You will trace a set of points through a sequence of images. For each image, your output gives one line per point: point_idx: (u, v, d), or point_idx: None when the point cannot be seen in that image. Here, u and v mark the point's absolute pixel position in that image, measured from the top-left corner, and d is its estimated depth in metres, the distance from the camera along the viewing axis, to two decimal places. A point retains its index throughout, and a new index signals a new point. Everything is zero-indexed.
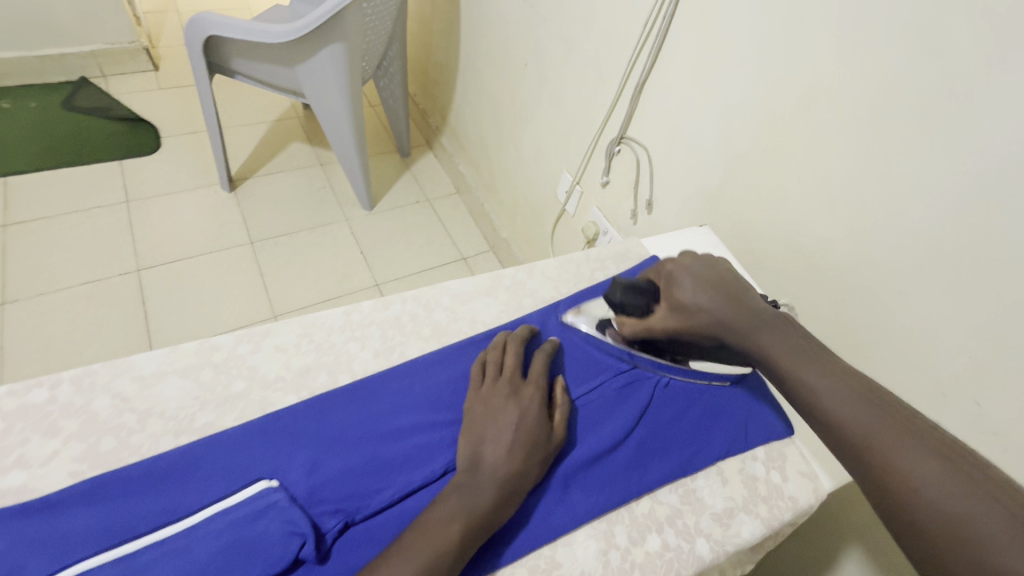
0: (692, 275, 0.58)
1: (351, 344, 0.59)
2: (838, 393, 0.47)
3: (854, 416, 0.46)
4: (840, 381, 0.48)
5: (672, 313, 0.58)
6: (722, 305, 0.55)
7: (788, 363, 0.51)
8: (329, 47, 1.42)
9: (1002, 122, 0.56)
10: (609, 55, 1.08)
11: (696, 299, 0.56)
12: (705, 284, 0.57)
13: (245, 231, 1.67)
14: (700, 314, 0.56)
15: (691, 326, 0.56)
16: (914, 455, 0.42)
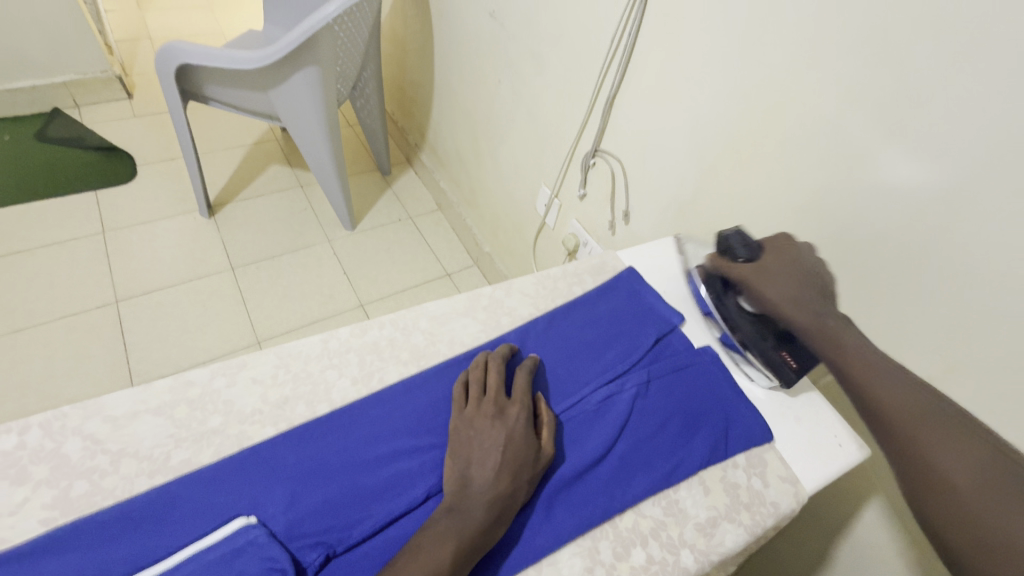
0: (790, 260, 0.65)
1: (328, 372, 0.59)
2: (894, 390, 0.53)
3: (894, 397, 0.53)
4: (905, 381, 0.54)
5: (756, 273, 0.64)
6: (793, 292, 0.61)
7: (842, 356, 0.58)
8: (303, 71, 1.42)
9: (951, 128, 0.58)
10: (579, 70, 1.11)
11: (782, 277, 0.63)
12: (796, 272, 0.63)
13: (225, 257, 1.65)
14: (769, 290, 0.62)
15: (762, 291, 0.63)
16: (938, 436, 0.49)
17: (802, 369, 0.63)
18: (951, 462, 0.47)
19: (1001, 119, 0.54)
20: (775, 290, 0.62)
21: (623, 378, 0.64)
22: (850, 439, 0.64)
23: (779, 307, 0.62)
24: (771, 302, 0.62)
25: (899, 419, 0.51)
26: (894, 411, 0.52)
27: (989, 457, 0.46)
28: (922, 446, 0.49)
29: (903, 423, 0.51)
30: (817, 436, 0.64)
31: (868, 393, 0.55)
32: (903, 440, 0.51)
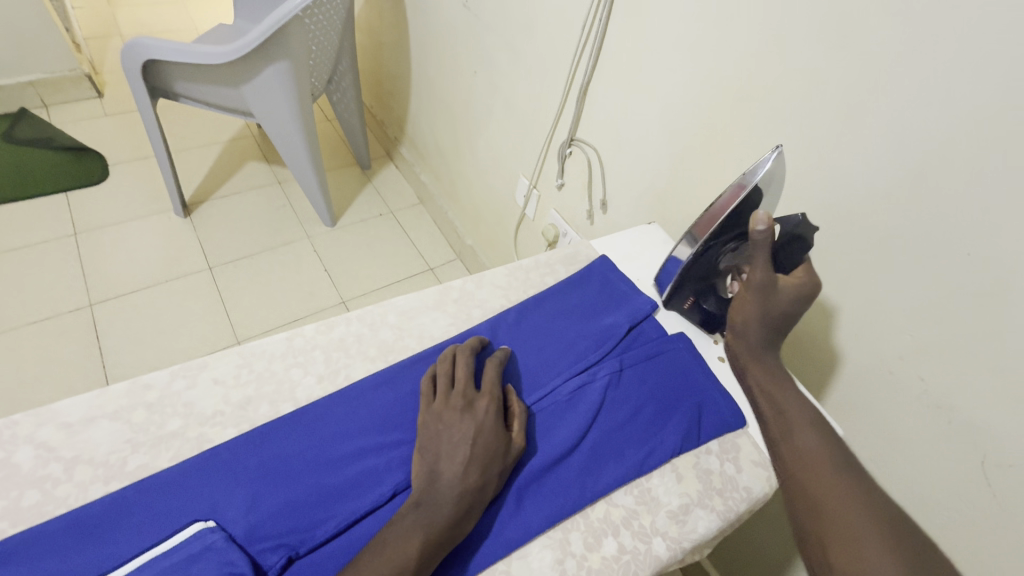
0: (787, 301, 0.59)
1: (293, 370, 0.58)
2: (816, 446, 0.53)
3: (807, 444, 0.53)
4: (824, 436, 0.54)
5: (756, 285, 0.59)
6: (763, 327, 0.60)
7: (779, 399, 0.58)
8: (274, 66, 1.39)
9: (917, 108, 0.58)
10: (552, 59, 1.09)
11: (769, 309, 0.60)
12: (780, 311, 0.59)
13: (202, 256, 1.62)
14: (744, 306, 0.61)
15: (739, 303, 0.62)
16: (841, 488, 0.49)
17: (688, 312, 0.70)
18: (858, 528, 0.46)
19: (963, 100, 0.54)
20: (745, 313, 0.61)
21: (595, 367, 0.63)
22: None
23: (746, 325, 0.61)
24: (740, 319, 0.62)
25: (813, 478, 0.51)
26: (814, 464, 0.52)
27: (903, 530, 0.46)
28: (822, 494, 0.50)
29: (815, 478, 0.51)
30: None
31: (786, 444, 0.55)
32: (808, 496, 0.50)
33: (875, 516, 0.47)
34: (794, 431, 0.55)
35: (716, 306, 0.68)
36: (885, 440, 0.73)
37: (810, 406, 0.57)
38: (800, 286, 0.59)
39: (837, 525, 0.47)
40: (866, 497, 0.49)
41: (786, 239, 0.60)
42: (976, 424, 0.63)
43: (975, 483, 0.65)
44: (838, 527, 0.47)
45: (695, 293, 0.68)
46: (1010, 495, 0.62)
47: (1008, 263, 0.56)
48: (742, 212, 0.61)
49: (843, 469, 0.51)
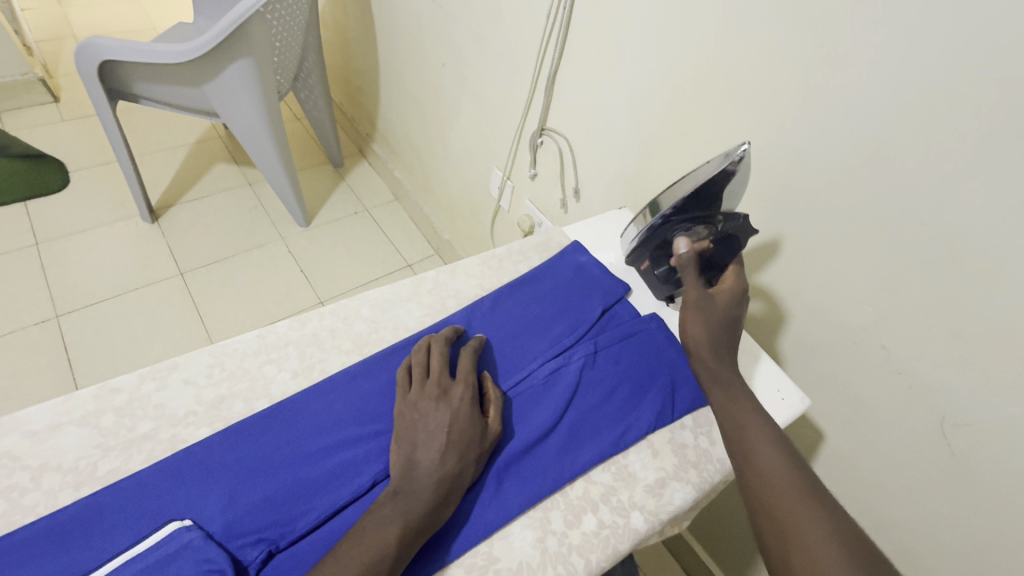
0: (728, 307, 0.63)
1: (266, 367, 0.57)
2: (774, 456, 0.50)
3: (765, 456, 0.50)
4: (781, 445, 0.51)
5: (700, 301, 0.63)
6: (718, 341, 0.61)
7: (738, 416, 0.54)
8: (237, 63, 1.36)
9: (870, 86, 0.60)
10: (519, 49, 1.09)
11: (717, 319, 0.62)
12: (727, 320, 0.62)
13: (173, 262, 1.59)
14: (699, 325, 0.61)
15: (691, 322, 0.62)
16: (802, 504, 0.46)
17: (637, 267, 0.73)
18: (819, 549, 0.43)
19: (912, 76, 0.56)
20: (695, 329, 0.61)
21: (570, 351, 0.64)
22: (792, 393, 0.67)
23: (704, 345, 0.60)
24: (695, 342, 0.61)
25: (771, 494, 0.47)
26: (773, 482, 0.48)
27: (868, 550, 0.43)
28: (783, 513, 0.46)
29: (776, 496, 0.47)
30: (763, 392, 0.67)
31: (744, 457, 0.51)
32: (771, 512, 0.47)
33: (836, 532, 0.44)
34: (751, 442, 0.52)
35: (666, 274, 0.70)
36: (852, 407, 0.76)
37: (767, 416, 0.54)
38: (732, 290, 0.64)
39: (803, 548, 0.43)
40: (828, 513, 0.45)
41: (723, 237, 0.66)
42: (935, 388, 0.65)
43: (936, 445, 0.68)
44: (801, 548, 0.44)
45: (651, 257, 0.70)
46: (968, 453, 0.65)
47: (958, 232, 0.58)
48: (708, 192, 0.63)
49: (806, 484, 0.48)
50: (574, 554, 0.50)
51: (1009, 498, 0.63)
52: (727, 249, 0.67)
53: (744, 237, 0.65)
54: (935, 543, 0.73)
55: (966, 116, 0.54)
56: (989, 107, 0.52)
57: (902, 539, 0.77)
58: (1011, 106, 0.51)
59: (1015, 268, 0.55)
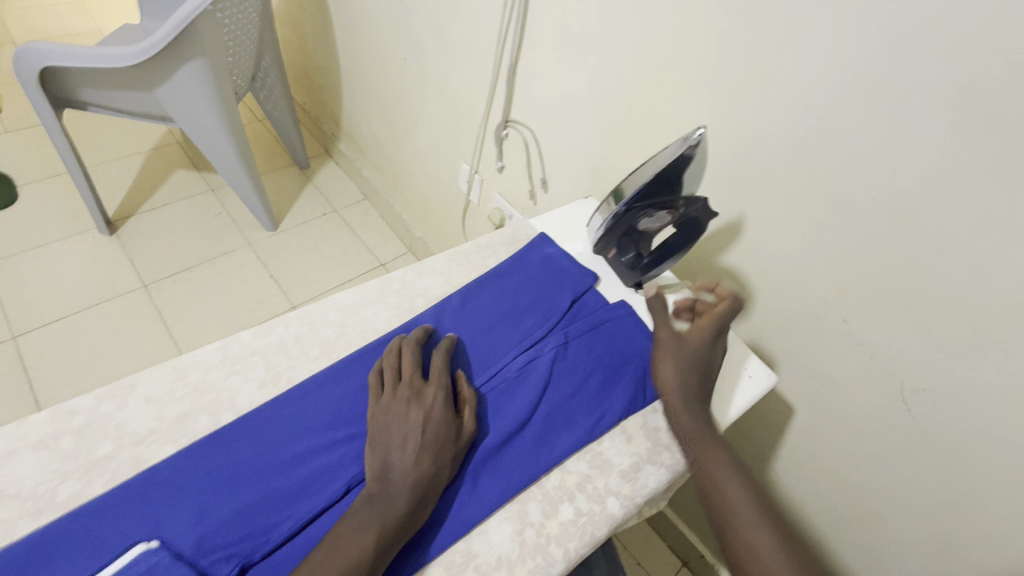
0: (701, 346, 0.61)
1: (232, 379, 0.56)
2: (737, 485, 0.53)
3: (729, 486, 0.53)
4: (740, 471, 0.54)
5: (670, 342, 0.63)
6: (692, 381, 0.59)
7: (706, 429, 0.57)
8: (189, 65, 1.31)
9: (818, 67, 0.61)
10: (478, 40, 1.08)
11: (690, 360, 0.61)
12: (702, 360, 0.61)
13: (135, 275, 1.54)
14: (677, 369, 0.60)
15: (669, 364, 0.61)
16: (764, 534, 0.49)
17: (604, 253, 0.74)
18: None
19: (855, 55, 0.58)
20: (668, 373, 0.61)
21: (541, 343, 0.65)
22: (759, 371, 0.69)
23: (684, 391, 0.59)
24: (669, 382, 0.60)
25: (738, 524, 0.51)
26: (738, 512, 0.51)
27: (817, 569, 0.48)
28: (748, 542, 0.49)
29: (739, 522, 0.51)
30: (731, 372, 0.69)
31: (710, 484, 0.54)
32: (738, 541, 0.50)
33: (794, 556, 0.48)
34: (717, 472, 0.54)
35: (633, 259, 0.72)
36: (819, 380, 0.78)
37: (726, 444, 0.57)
38: (701, 329, 0.62)
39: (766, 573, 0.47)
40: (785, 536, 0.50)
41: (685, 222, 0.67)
42: (893, 357, 0.68)
43: (896, 411, 0.71)
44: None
45: (617, 246, 0.72)
46: (926, 417, 0.68)
47: (906, 206, 0.60)
48: (667, 179, 0.63)
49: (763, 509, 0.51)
50: (554, 544, 0.50)
51: (963, 456, 0.66)
52: (688, 237, 0.69)
53: (705, 222, 0.66)
54: (900, 506, 0.76)
55: (909, 92, 0.56)
56: (930, 82, 0.54)
57: (871, 504, 0.80)
58: (949, 80, 0.53)
59: (960, 237, 0.57)
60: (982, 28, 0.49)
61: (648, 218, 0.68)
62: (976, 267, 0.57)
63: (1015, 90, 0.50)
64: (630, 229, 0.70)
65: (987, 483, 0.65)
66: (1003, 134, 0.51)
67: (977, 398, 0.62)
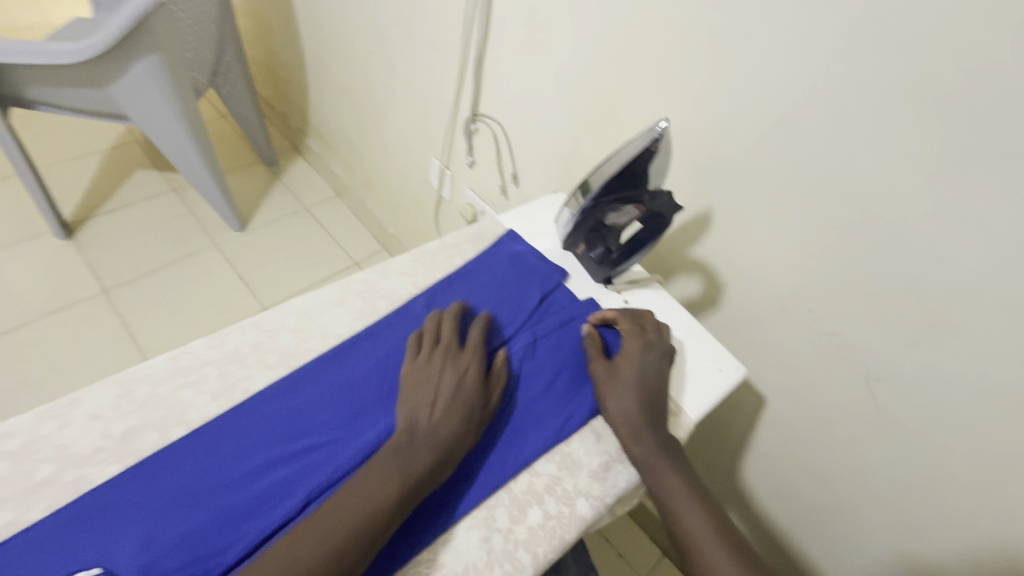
0: (642, 371, 0.59)
1: (183, 392, 0.53)
2: (697, 516, 0.53)
3: (690, 516, 0.53)
4: (700, 496, 0.54)
5: (609, 376, 0.60)
6: (643, 410, 0.57)
7: (659, 434, 0.56)
8: (143, 60, 1.25)
9: (780, 57, 0.61)
10: (444, 32, 1.06)
11: (635, 387, 0.58)
12: (647, 386, 0.58)
13: (95, 280, 1.48)
14: (626, 400, 0.57)
15: (615, 398, 0.58)
16: (725, 562, 0.50)
17: (573, 249, 0.73)
18: None
19: (815, 45, 0.58)
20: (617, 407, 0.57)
21: (508, 343, 0.63)
22: (728, 362, 0.69)
23: (635, 425, 0.56)
24: (621, 415, 0.57)
25: (701, 555, 0.51)
26: (700, 543, 0.52)
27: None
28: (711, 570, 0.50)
29: (694, 536, 0.52)
30: (699, 363, 0.68)
31: (672, 515, 0.53)
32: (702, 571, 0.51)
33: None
34: (679, 505, 0.53)
35: (601, 255, 0.71)
36: (788, 370, 0.79)
37: (687, 470, 0.56)
38: (636, 350, 0.61)
39: None
40: (732, 539, 0.52)
41: (649, 216, 0.66)
42: (859, 345, 0.69)
43: (862, 399, 0.71)
44: None
45: (585, 241, 0.71)
46: (891, 405, 0.69)
47: (868, 197, 0.60)
48: (631, 172, 0.62)
49: (722, 533, 0.52)
50: (521, 550, 0.49)
51: (927, 441, 0.67)
52: (654, 232, 0.67)
53: (669, 216, 0.65)
54: (868, 492, 0.77)
55: (867, 82, 0.56)
56: (888, 72, 0.54)
57: (840, 491, 0.81)
58: (906, 71, 0.53)
59: (919, 227, 0.58)
60: (936, 17, 0.50)
61: (614, 213, 0.67)
62: (934, 256, 0.58)
63: (969, 81, 0.50)
64: (597, 224, 0.69)
65: (949, 468, 0.66)
66: (958, 124, 0.52)
67: (938, 385, 0.63)
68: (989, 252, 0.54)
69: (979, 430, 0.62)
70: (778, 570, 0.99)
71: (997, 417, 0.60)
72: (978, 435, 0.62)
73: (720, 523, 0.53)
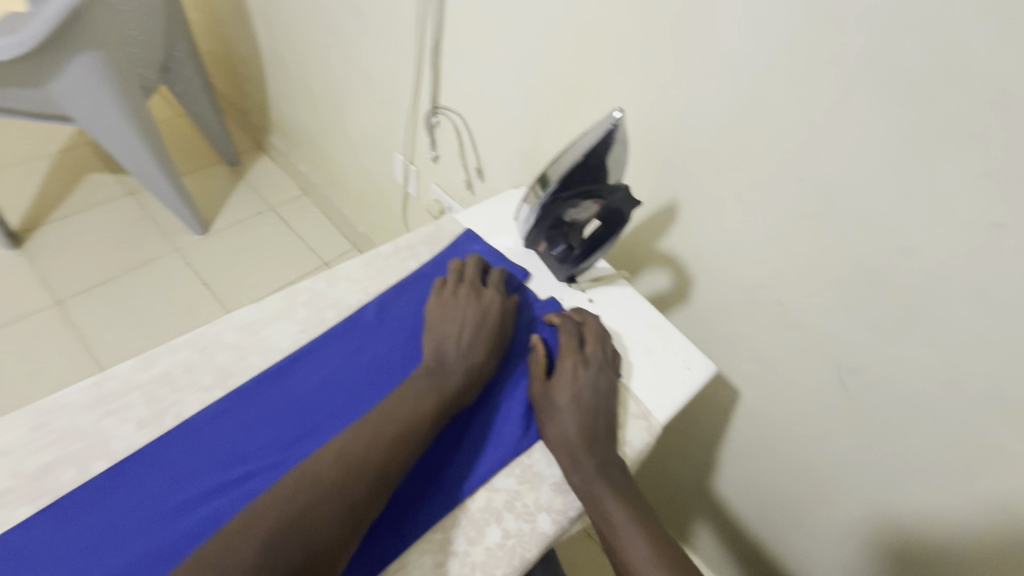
0: (577, 391, 0.56)
1: (106, 422, 0.49)
2: (639, 546, 0.50)
3: (632, 547, 0.50)
4: (644, 524, 0.51)
5: (547, 400, 0.57)
6: (582, 431, 0.54)
7: (600, 455, 0.53)
8: (81, 57, 1.14)
9: (740, 40, 0.58)
10: (399, 21, 1.01)
11: (570, 409, 0.55)
12: (584, 405, 0.56)
13: (47, 292, 1.41)
14: (562, 424, 0.54)
15: (551, 424, 0.55)
16: None
17: (534, 247, 0.70)
18: None
19: (775, 26, 0.55)
20: (557, 428, 0.55)
21: None
22: (697, 359, 0.66)
23: (573, 449, 0.53)
24: (559, 440, 0.54)
25: None
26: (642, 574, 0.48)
27: None
28: None
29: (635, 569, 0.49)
30: (666, 362, 0.66)
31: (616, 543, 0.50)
32: None
33: None
34: (621, 533, 0.50)
35: (563, 252, 0.68)
36: (761, 362, 0.77)
37: (630, 494, 0.52)
38: (574, 370, 0.58)
39: None
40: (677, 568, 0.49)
41: (610, 210, 0.63)
42: (829, 337, 0.67)
43: (834, 391, 0.70)
44: None
45: (546, 239, 0.68)
46: (864, 396, 0.67)
47: (835, 185, 0.58)
48: (589, 164, 0.59)
49: (668, 563, 0.49)
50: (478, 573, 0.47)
51: (899, 432, 0.66)
52: (616, 226, 0.65)
53: (629, 210, 0.63)
54: (845, 485, 0.76)
55: (829, 64, 0.53)
56: (850, 53, 0.51)
57: (817, 483, 0.79)
58: (866, 51, 0.50)
59: (886, 214, 0.56)
60: None
61: (575, 209, 0.64)
62: (903, 244, 0.56)
63: (936, 60, 0.47)
64: (557, 220, 0.65)
65: (922, 458, 0.65)
66: (923, 106, 0.49)
67: (911, 376, 0.61)
68: (957, 238, 0.52)
69: (951, 419, 0.61)
70: (758, 562, 0.98)
71: (969, 407, 0.58)
72: (950, 425, 0.61)
73: (666, 550, 0.50)
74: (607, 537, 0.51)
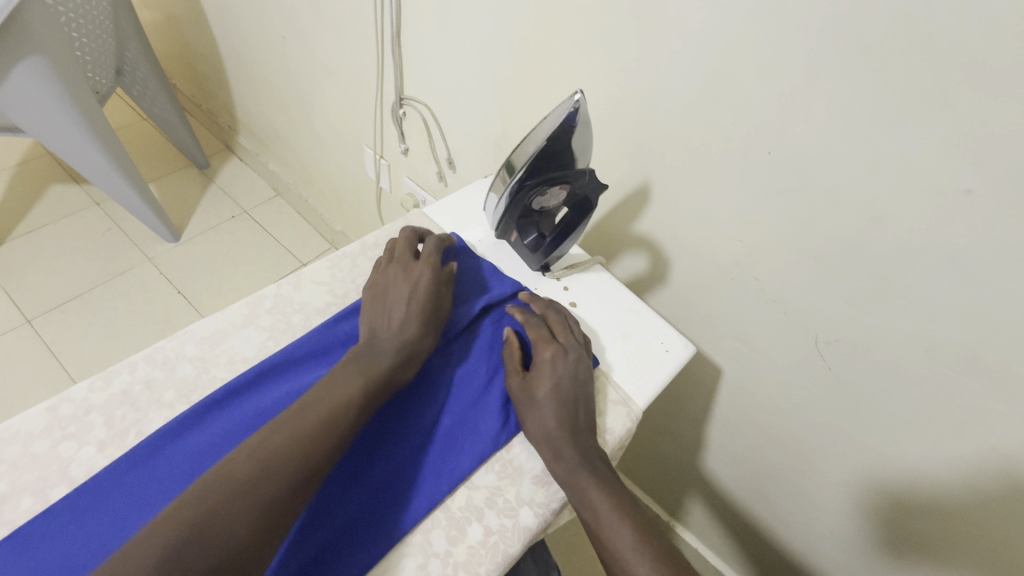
0: (556, 380, 0.56)
1: (64, 446, 0.49)
2: (622, 530, 0.49)
3: (617, 534, 0.49)
4: (628, 510, 0.50)
5: (525, 395, 0.56)
6: (561, 422, 0.53)
7: (580, 445, 0.52)
8: (23, 64, 1.07)
9: (701, 14, 0.56)
10: (357, 11, 0.97)
11: (549, 399, 0.54)
12: (563, 394, 0.55)
13: (15, 311, 1.36)
14: (541, 417, 0.54)
15: (530, 416, 0.54)
16: None
17: (505, 237, 0.68)
18: None
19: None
20: (537, 419, 0.54)
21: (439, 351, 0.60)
22: (676, 342, 0.66)
23: (554, 441, 0.52)
24: (539, 433, 0.53)
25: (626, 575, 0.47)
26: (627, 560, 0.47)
27: None
28: None
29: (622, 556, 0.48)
30: (645, 346, 0.65)
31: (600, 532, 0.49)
32: None
33: None
34: (604, 520, 0.49)
35: (535, 240, 0.67)
36: (742, 339, 0.77)
37: (614, 483, 0.52)
38: (547, 361, 0.57)
39: None
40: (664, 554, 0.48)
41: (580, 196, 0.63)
42: (805, 310, 0.67)
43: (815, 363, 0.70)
44: None
45: (517, 228, 0.66)
46: (843, 367, 0.67)
47: (803, 159, 0.57)
48: (553, 149, 0.57)
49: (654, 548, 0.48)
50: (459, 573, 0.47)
51: (882, 400, 0.66)
52: (586, 211, 0.65)
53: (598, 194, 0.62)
54: (829, 454, 0.76)
55: (791, 35, 0.52)
56: (811, 23, 0.50)
57: (805, 453, 0.80)
58: (827, 20, 0.49)
59: (856, 184, 0.55)
60: None
61: (545, 197, 0.62)
62: (874, 213, 0.55)
63: (897, 26, 0.46)
64: (528, 208, 0.63)
65: (903, 424, 0.66)
66: (888, 74, 0.48)
67: (889, 344, 0.61)
68: (928, 205, 0.51)
69: (929, 385, 0.61)
70: (751, 534, 0.99)
71: (948, 371, 0.59)
72: (929, 390, 0.61)
73: (651, 536, 0.49)
74: (592, 526, 0.50)
